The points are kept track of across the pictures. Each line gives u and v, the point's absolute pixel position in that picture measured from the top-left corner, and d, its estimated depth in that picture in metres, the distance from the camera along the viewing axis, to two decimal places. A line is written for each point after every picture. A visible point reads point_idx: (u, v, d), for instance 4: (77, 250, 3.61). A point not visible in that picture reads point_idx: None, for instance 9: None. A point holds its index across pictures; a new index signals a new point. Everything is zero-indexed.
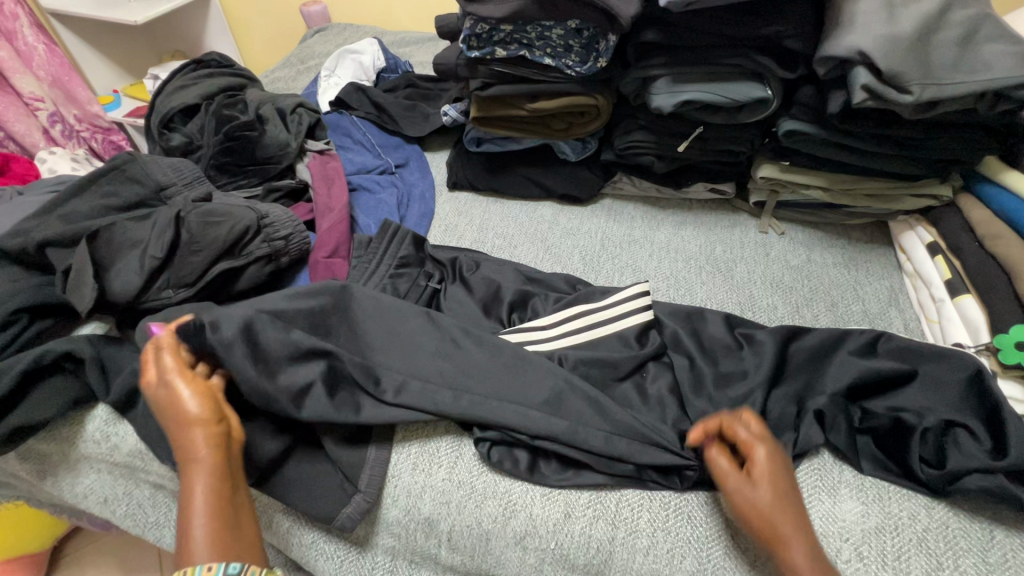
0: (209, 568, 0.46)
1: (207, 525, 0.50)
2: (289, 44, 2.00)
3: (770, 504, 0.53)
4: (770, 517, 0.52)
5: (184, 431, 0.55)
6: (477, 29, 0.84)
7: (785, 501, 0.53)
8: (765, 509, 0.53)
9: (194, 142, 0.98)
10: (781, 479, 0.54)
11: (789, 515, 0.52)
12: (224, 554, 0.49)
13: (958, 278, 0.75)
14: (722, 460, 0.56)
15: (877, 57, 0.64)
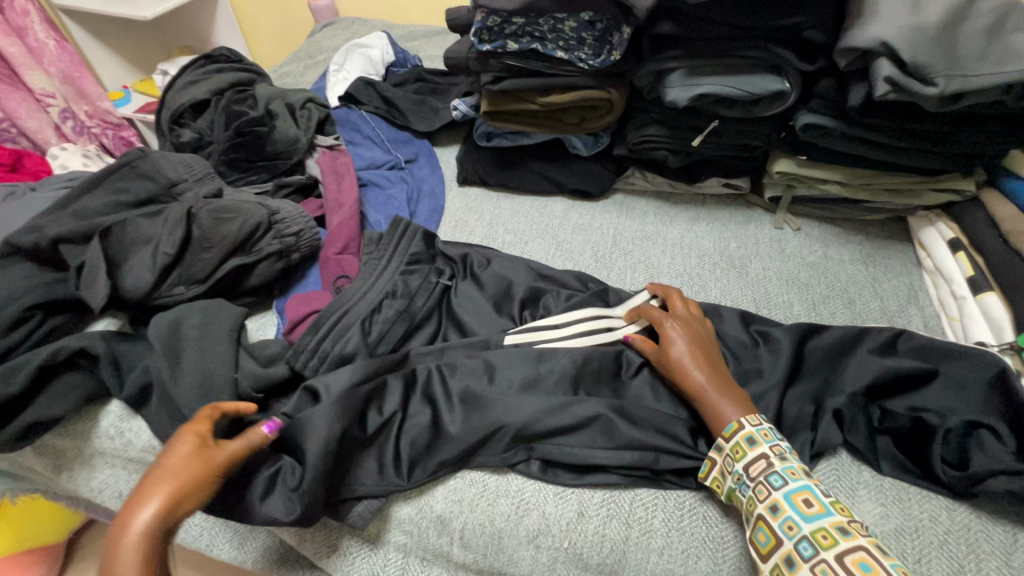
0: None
1: None
2: (298, 38, 1.99)
3: (684, 353, 0.64)
4: (682, 366, 0.64)
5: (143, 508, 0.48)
6: (488, 22, 0.82)
7: (696, 352, 0.65)
8: (679, 359, 0.64)
9: (205, 138, 0.98)
10: (693, 335, 0.67)
11: (699, 362, 0.64)
12: None
13: (981, 275, 0.73)
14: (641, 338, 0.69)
15: (901, 48, 0.63)
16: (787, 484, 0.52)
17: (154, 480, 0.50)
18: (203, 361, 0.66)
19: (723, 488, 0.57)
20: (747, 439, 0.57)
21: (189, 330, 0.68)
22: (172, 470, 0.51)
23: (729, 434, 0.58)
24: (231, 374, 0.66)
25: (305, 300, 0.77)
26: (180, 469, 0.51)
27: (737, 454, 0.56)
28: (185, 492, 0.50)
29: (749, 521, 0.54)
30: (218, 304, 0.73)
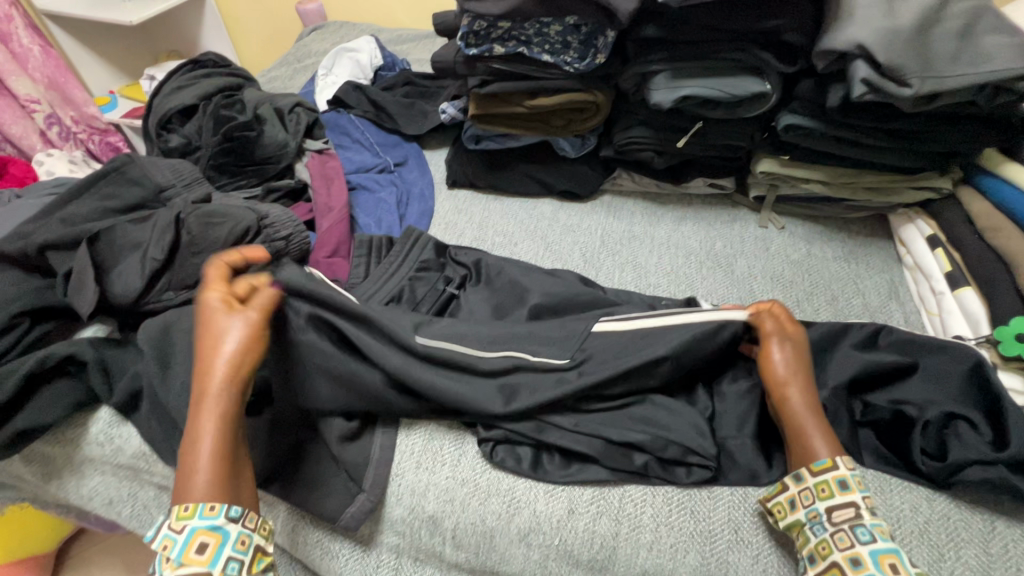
0: (212, 506, 0.51)
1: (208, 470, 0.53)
2: (287, 41, 1.99)
3: (794, 362, 0.62)
4: (786, 372, 0.61)
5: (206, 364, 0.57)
6: (475, 26, 0.83)
7: (805, 368, 0.62)
8: (785, 363, 0.62)
9: (192, 143, 0.97)
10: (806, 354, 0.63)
11: (805, 380, 0.61)
12: (222, 494, 0.53)
13: (958, 271, 0.75)
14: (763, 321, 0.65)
15: (876, 50, 0.64)
16: (876, 541, 0.49)
17: (214, 336, 0.58)
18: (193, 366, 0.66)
19: (787, 517, 0.55)
20: (836, 481, 0.54)
21: (179, 335, 0.68)
22: (230, 328, 0.58)
23: (816, 470, 0.55)
24: None
25: None
26: (237, 327, 0.59)
27: (820, 494, 0.54)
28: (259, 336, 0.60)
29: (815, 561, 0.51)
30: None
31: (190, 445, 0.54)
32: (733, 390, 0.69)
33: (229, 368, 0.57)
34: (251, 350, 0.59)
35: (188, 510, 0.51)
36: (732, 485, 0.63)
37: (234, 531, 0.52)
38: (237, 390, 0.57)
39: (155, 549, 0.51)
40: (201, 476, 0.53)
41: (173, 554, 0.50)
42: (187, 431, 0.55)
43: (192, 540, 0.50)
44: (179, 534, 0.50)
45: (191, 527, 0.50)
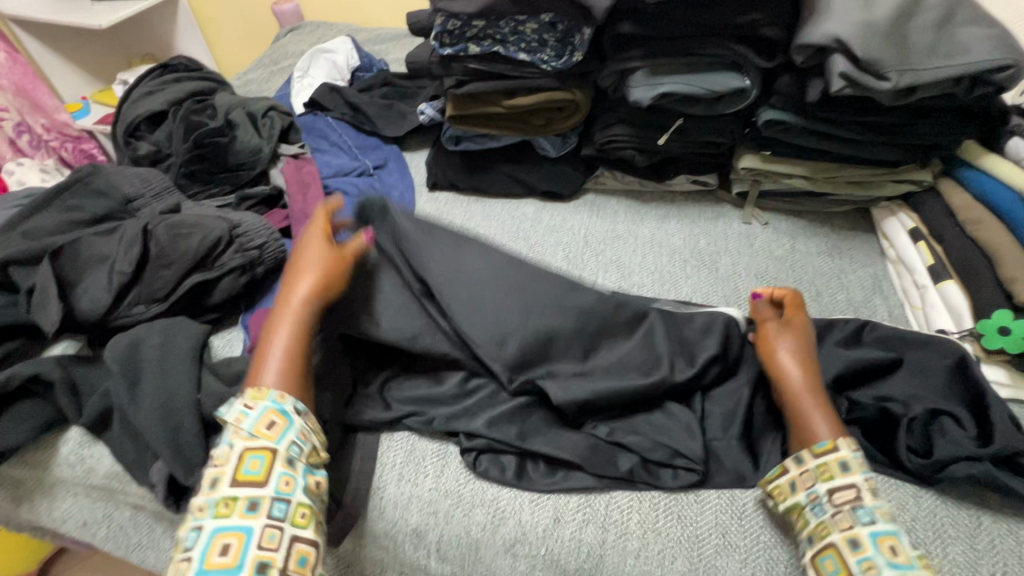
0: (280, 394, 0.57)
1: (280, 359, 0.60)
2: (264, 42, 1.95)
3: (789, 353, 0.65)
4: (778, 364, 0.64)
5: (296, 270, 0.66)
6: (448, 25, 0.81)
7: (803, 355, 0.64)
8: (773, 356, 0.66)
9: (163, 150, 0.94)
10: (802, 342, 0.66)
11: (802, 368, 0.63)
12: (285, 391, 0.58)
13: (941, 264, 0.75)
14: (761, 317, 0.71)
15: (854, 44, 0.64)
16: (874, 523, 0.52)
17: (303, 259, 0.67)
18: (163, 383, 0.64)
19: (787, 498, 0.57)
20: (838, 464, 0.56)
21: (148, 351, 0.66)
22: (317, 258, 0.67)
23: (818, 452, 0.57)
24: (194, 396, 0.63)
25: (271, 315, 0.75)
26: (321, 254, 0.67)
27: (822, 476, 0.56)
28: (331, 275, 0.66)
29: (814, 542, 0.53)
30: (178, 322, 0.70)
31: (271, 339, 0.61)
32: (719, 391, 0.68)
33: (311, 292, 0.64)
34: (325, 276, 0.66)
35: (261, 393, 0.56)
36: (718, 488, 0.62)
37: (298, 421, 0.56)
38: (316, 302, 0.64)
39: (225, 420, 0.54)
40: (272, 364, 0.60)
41: (245, 425, 0.54)
42: (268, 331, 0.62)
43: (262, 415, 0.55)
44: (249, 415, 0.55)
45: (260, 409, 0.55)
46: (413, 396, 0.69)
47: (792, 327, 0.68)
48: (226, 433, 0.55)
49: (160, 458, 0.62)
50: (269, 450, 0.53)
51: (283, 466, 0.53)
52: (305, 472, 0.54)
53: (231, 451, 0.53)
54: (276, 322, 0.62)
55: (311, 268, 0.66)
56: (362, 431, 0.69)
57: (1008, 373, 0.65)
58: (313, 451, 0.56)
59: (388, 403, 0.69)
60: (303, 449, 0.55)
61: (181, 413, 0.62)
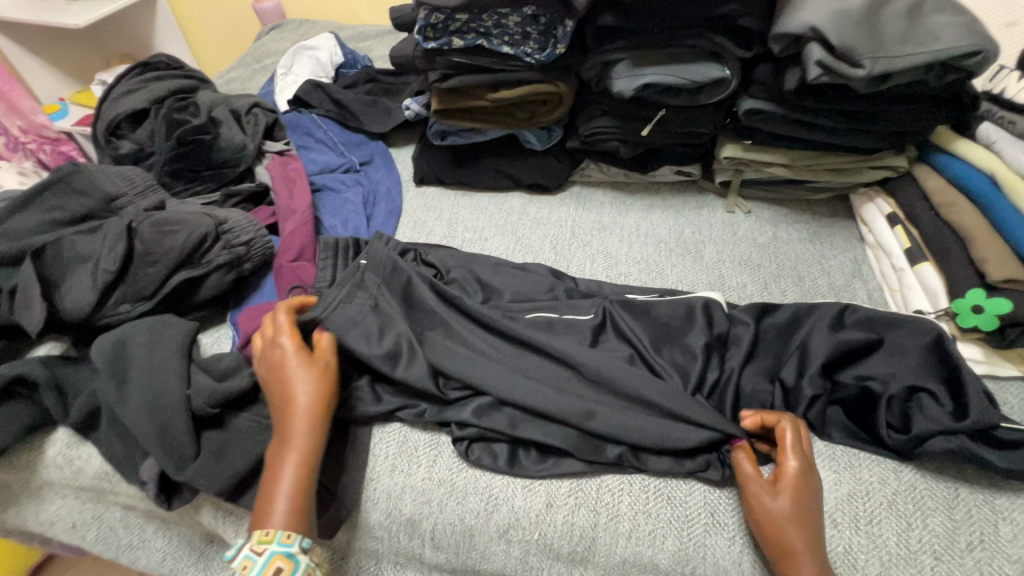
0: (289, 534, 0.53)
1: (289, 497, 0.55)
2: (242, 37, 1.92)
3: (785, 515, 0.54)
4: (778, 529, 0.53)
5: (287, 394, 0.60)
6: (432, 19, 0.82)
7: (803, 520, 0.54)
8: (781, 521, 0.54)
9: (145, 148, 0.93)
10: (803, 495, 0.55)
11: (803, 538, 0.53)
12: (300, 524, 0.55)
13: (917, 246, 0.77)
14: (750, 468, 0.58)
15: (829, 33, 0.65)
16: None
17: (286, 373, 0.61)
18: (151, 381, 0.63)
19: None
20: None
21: (135, 348, 0.65)
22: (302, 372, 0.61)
23: None
24: (184, 392, 0.63)
25: (258, 311, 0.74)
26: (303, 367, 0.62)
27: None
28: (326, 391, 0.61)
29: None
30: (165, 319, 0.70)
31: (273, 473, 0.57)
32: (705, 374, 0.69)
33: (306, 412, 0.59)
34: (318, 390, 0.61)
35: (269, 535, 0.53)
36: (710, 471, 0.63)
37: (304, 561, 0.53)
38: (319, 424, 0.59)
39: (234, 566, 0.52)
40: (281, 503, 0.55)
41: (251, 572, 0.52)
42: (269, 466, 0.57)
43: (269, 561, 0.52)
44: (257, 557, 0.52)
45: (270, 552, 0.52)
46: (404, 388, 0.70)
47: (791, 479, 0.56)
48: (232, 575, 0.52)
49: (150, 456, 0.62)
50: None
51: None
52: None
53: None
54: (280, 454, 0.57)
55: (299, 390, 0.60)
56: (355, 423, 0.69)
57: (981, 350, 0.68)
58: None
59: (379, 396, 0.69)
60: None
61: (170, 409, 0.62)
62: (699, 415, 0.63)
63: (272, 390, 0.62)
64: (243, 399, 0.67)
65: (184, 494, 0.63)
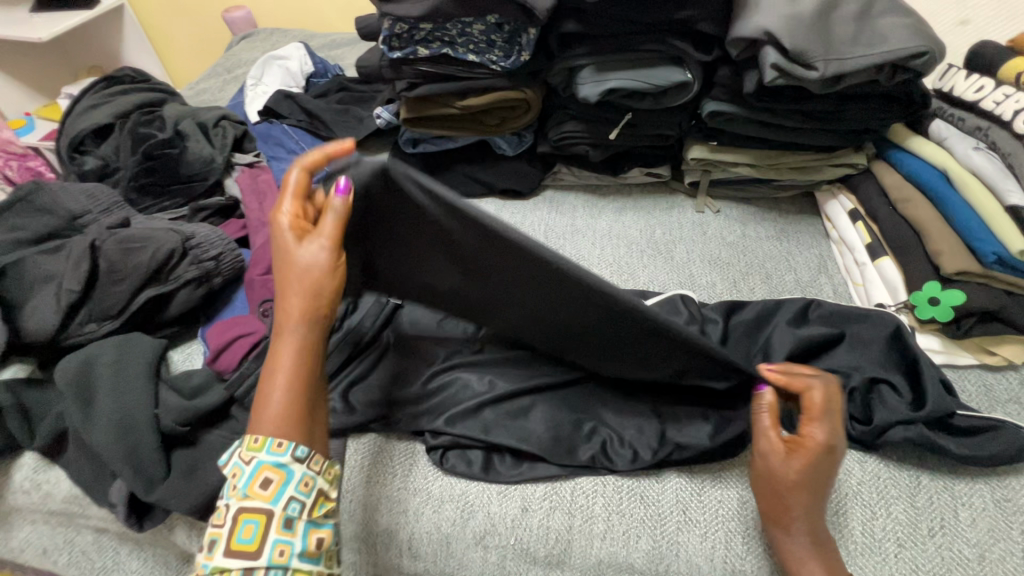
0: (279, 443, 0.47)
1: (279, 404, 0.49)
2: (213, 54, 1.90)
3: (793, 483, 0.53)
4: (785, 493, 0.54)
5: (283, 288, 0.52)
6: (396, 29, 0.82)
7: (810, 489, 0.54)
8: (792, 484, 0.53)
9: (111, 164, 0.92)
10: (823, 465, 0.54)
11: (806, 505, 0.53)
12: (291, 433, 0.49)
13: (877, 241, 0.79)
14: (768, 420, 0.57)
15: (782, 36, 0.67)
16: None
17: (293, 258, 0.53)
18: (118, 401, 0.62)
19: None
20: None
21: (101, 369, 0.64)
22: (300, 262, 0.52)
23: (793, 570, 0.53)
24: (152, 411, 0.62)
25: (228, 326, 0.73)
26: (307, 253, 0.53)
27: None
28: (337, 270, 0.54)
29: None
30: (132, 338, 0.68)
31: (270, 374, 0.51)
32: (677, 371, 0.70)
33: (301, 306, 0.52)
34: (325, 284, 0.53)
35: (258, 442, 0.47)
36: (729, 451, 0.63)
37: (299, 471, 0.48)
38: (316, 330, 0.53)
39: (225, 472, 0.48)
40: (272, 410, 0.49)
41: (240, 483, 0.47)
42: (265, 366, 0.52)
43: (256, 472, 0.47)
44: (247, 466, 0.47)
45: (257, 461, 0.47)
46: (378, 398, 0.69)
47: (816, 443, 0.54)
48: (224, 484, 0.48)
49: (119, 477, 0.61)
50: (264, 513, 0.46)
51: (282, 531, 0.46)
52: (309, 528, 0.47)
53: (227, 511, 0.47)
54: (272, 356, 0.51)
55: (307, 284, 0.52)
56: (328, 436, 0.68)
57: (939, 341, 0.70)
58: (323, 494, 0.49)
59: (352, 407, 0.69)
60: (304, 506, 0.47)
61: (138, 429, 0.61)
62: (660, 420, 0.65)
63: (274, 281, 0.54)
64: (215, 416, 0.67)
65: (155, 515, 0.62)
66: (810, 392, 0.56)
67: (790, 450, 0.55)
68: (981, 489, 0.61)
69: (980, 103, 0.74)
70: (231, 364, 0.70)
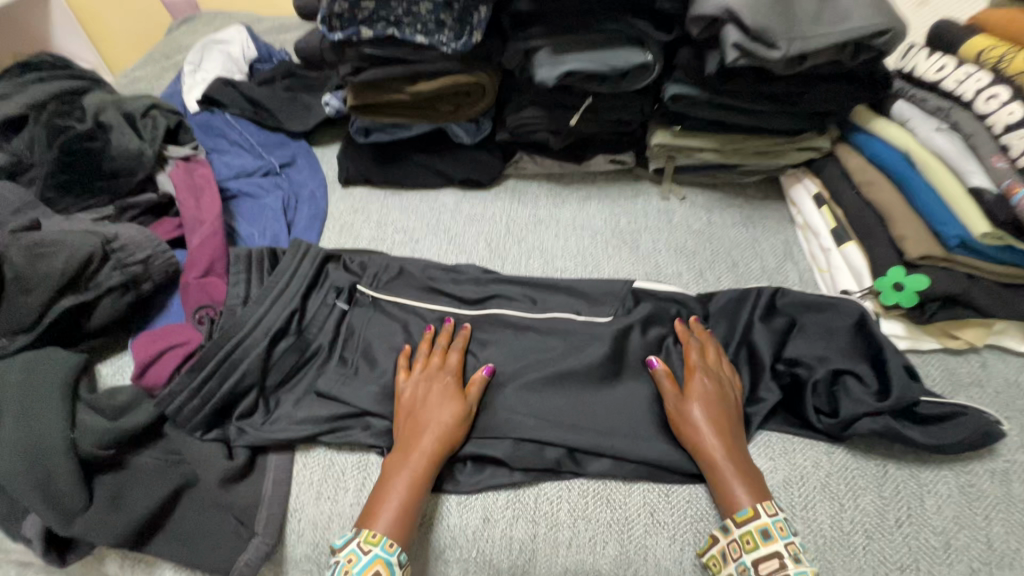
0: (391, 542, 0.54)
1: (393, 516, 0.55)
2: (153, 37, 1.77)
3: (697, 417, 0.59)
4: (693, 429, 0.59)
5: (416, 424, 0.60)
6: (336, 8, 0.76)
7: (714, 422, 0.59)
8: (689, 420, 0.60)
9: (23, 160, 0.82)
10: (711, 405, 0.60)
11: (716, 438, 0.59)
12: (399, 534, 0.55)
13: (842, 226, 0.77)
14: (668, 382, 0.63)
15: (743, 13, 0.64)
16: None
17: (427, 402, 0.62)
18: (27, 427, 0.56)
19: None
20: (761, 530, 0.53)
21: (7, 389, 0.58)
22: (441, 405, 0.61)
23: (741, 520, 0.54)
24: (68, 436, 0.56)
25: (156, 336, 0.66)
26: (445, 395, 0.62)
27: (747, 546, 0.53)
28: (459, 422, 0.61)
29: None
30: (46, 354, 0.61)
31: (388, 481, 0.57)
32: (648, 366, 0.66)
33: (421, 466, 0.58)
34: (444, 427, 0.60)
35: (375, 537, 0.54)
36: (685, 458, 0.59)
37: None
38: (438, 453, 0.59)
39: (340, 558, 0.53)
40: (387, 512, 0.55)
41: (354, 569, 0.52)
42: (380, 482, 0.58)
43: (371, 563, 0.52)
44: (362, 555, 0.53)
45: (373, 553, 0.53)
46: (332, 413, 0.64)
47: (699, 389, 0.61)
48: (335, 566, 0.53)
49: (33, 511, 0.55)
50: None
51: None
52: None
53: None
54: (397, 466, 0.58)
55: (432, 420, 0.60)
56: (273, 449, 0.63)
57: (904, 326, 0.69)
58: None
59: (303, 417, 0.64)
60: None
61: (52, 456, 0.55)
62: (626, 420, 0.63)
63: (404, 415, 0.62)
64: (145, 435, 0.61)
65: (79, 548, 0.57)
66: (689, 350, 0.65)
67: (685, 395, 0.61)
68: (945, 475, 0.60)
69: (941, 83, 0.72)
70: (161, 378, 0.64)
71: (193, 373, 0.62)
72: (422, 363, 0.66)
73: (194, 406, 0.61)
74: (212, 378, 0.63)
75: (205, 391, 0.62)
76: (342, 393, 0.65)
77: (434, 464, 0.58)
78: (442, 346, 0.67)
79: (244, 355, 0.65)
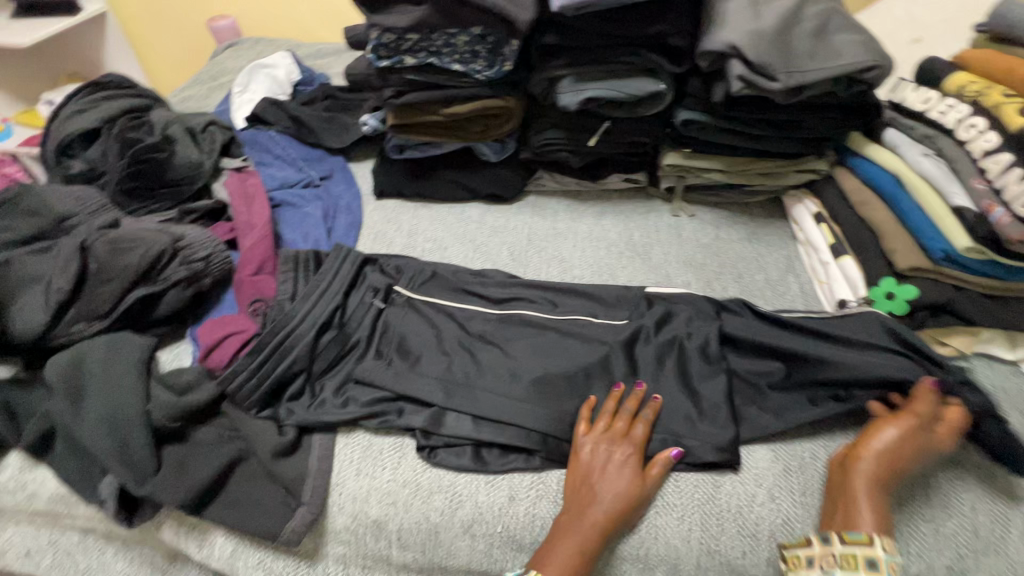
0: None
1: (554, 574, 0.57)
2: (198, 64, 1.91)
3: (897, 439, 0.61)
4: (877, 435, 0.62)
5: (592, 488, 0.62)
6: (384, 39, 0.85)
7: (905, 449, 0.60)
8: (888, 439, 0.61)
9: (98, 168, 0.93)
10: (911, 446, 0.61)
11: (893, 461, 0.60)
12: None
13: (839, 242, 0.84)
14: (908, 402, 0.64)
15: (746, 50, 0.72)
16: None
17: (600, 475, 0.62)
18: (109, 399, 0.63)
19: None
20: (865, 559, 0.54)
21: (90, 366, 0.65)
22: (619, 480, 0.62)
23: (848, 539, 0.55)
24: (143, 407, 0.63)
25: (219, 323, 0.74)
26: (627, 467, 0.63)
27: (845, 564, 0.54)
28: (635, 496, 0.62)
29: None
30: (122, 337, 0.69)
31: (558, 538, 0.60)
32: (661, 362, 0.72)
33: (589, 536, 0.59)
34: (619, 504, 0.61)
35: None
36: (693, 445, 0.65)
37: None
38: (602, 530, 0.59)
39: None
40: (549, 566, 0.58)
41: None
42: (548, 538, 0.60)
43: None
44: None
45: None
46: (371, 397, 0.71)
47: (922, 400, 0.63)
48: None
49: (110, 473, 0.62)
50: None
51: None
52: None
53: None
54: (566, 526, 0.60)
55: (607, 491, 0.61)
56: (318, 430, 0.70)
57: None
58: None
59: (345, 401, 0.71)
60: None
61: (129, 424, 0.62)
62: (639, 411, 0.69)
63: (581, 475, 0.63)
64: (205, 412, 0.68)
65: (144, 511, 0.64)
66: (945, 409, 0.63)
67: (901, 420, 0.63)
68: (936, 469, 0.65)
69: (927, 113, 0.80)
70: (222, 361, 0.71)
71: (250, 357, 0.69)
72: (606, 426, 0.66)
73: (250, 386, 0.68)
74: (265, 362, 0.70)
75: (260, 373, 0.69)
76: (380, 379, 0.72)
77: (603, 538, 0.60)
78: (630, 413, 0.67)
79: (294, 343, 0.72)
